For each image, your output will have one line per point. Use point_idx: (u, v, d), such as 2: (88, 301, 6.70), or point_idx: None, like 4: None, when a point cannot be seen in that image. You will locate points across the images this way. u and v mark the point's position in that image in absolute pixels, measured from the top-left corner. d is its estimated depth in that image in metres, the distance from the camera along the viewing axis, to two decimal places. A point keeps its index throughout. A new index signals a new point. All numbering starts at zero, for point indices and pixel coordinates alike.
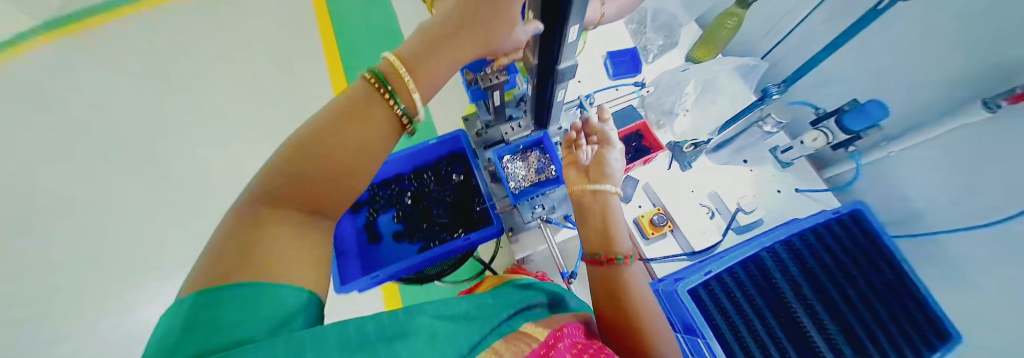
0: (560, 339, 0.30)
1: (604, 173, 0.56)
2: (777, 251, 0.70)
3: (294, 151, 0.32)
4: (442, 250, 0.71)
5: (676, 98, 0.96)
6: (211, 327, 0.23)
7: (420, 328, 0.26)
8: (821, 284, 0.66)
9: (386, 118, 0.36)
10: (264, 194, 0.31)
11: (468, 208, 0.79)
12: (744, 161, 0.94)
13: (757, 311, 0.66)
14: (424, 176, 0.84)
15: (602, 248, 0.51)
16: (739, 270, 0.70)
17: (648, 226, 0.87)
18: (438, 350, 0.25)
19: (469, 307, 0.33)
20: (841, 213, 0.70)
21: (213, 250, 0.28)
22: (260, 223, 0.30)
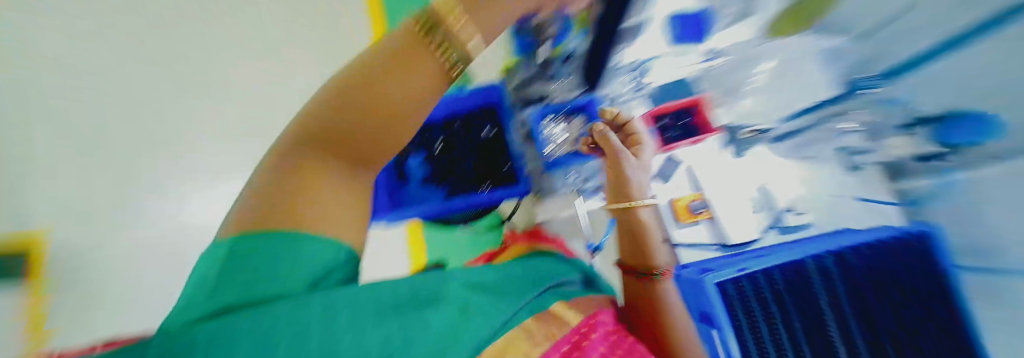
0: (595, 329, 0.34)
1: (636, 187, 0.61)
2: (825, 259, 0.65)
3: (336, 111, 0.28)
4: (466, 201, 0.75)
5: (741, 76, 0.82)
6: (242, 282, 0.26)
7: (449, 300, 0.31)
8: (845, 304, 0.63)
9: (431, 71, 0.31)
10: (309, 149, 0.29)
11: (496, 166, 0.75)
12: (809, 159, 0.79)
13: (768, 316, 0.68)
14: (454, 125, 0.76)
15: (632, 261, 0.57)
16: (776, 272, 0.67)
17: (683, 211, 0.85)
18: (465, 318, 0.29)
19: (492, 282, 0.38)
20: (910, 232, 0.59)
21: (250, 189, 0.29)
22: (307, 176, 0.29)
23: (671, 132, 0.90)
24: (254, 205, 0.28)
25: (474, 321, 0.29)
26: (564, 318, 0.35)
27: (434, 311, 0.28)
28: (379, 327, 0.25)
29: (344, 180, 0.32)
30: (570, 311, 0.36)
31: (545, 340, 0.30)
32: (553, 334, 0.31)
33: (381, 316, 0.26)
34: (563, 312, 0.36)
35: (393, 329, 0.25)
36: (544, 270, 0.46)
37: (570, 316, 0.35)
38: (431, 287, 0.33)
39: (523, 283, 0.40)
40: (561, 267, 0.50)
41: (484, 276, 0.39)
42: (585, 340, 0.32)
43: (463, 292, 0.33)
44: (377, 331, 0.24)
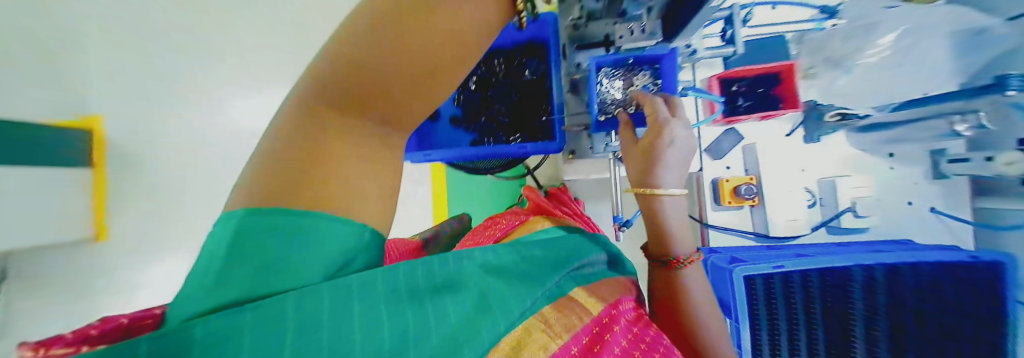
0: (617, 320, 0.38)
1: (654, 174, 0.43)
2: (875, 271, 0.60)
3: (359, 53, 0.24)
4: (492, 151, 0.64)
5: (850, 47, 0.69)
6: (260, 263, 0.23)
7: (467, 285, 0.32)
8: (869, 316, 0.63)
9: (492, 15, 0.27)
10: (323, 102, 0.25)
11: (535, 113, 0.68)
12: (890, 155, 0.73)
13: (790, 315, 0.65)
14: (494, 60, 0.70)
15: (657, 248, 0.45)
16: (813, 275, 0.62)
17: (728, 194, 0.75)
18: (487, 305, 0.31)
19: (508, 262, 0.39)
20: (980, 260, 0.54)
21: (265, 151, 0.25)
22: (334, 135, 0.26)
23: (741, 101, 0.69)
24: (259, 178, 0.24)
25: (491, 310, 0.30)
26: (587, 308, 0.38)
27: (448, 299, 0.30)
28: (397, 313, 0.26)
29: (374, 144, 0.29)
30: (593, 299, 0.40)
31: (565, 331, 0.33)
32: (574, 324, 0.35)
33: (398, 307, 0.27)
34: (585, 301, 0.39)
35: (409, 316, 0.26)
36: (569, 249, 0.47)
37: (594, 306, 0.39)
38: (448, 268, 0.34)
39: (542, 264, 0.41)
40: (587, 246, 0.51)
41: (502, 255, 0.40)
42: (607, 333, 0.35)
43: (478, 275, 0.34)
44: (394, 322, 0.25)
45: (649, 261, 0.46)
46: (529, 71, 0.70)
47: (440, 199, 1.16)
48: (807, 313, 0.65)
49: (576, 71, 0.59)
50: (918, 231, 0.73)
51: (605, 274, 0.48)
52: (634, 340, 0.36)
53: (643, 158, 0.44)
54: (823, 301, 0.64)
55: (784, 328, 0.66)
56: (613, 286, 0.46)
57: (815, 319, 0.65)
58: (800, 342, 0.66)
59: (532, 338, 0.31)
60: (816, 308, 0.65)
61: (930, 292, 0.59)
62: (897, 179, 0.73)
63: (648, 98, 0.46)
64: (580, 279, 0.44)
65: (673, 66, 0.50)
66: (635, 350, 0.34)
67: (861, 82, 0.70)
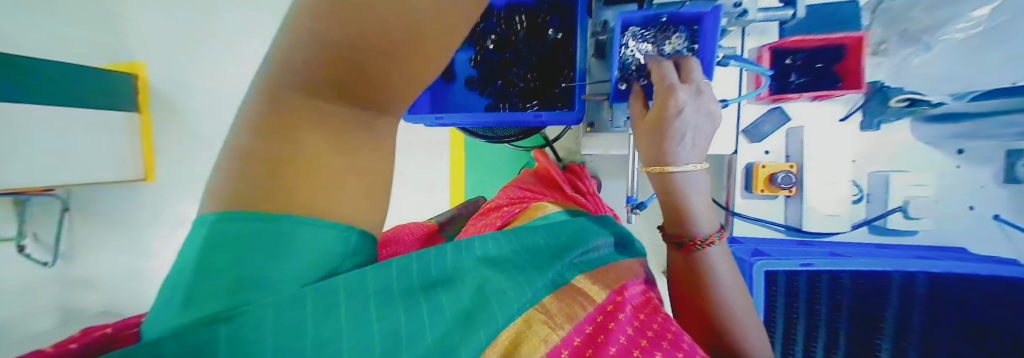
0: (622, 308, 0.36)
1: (666, 151, 0.38)
2: (914, 278, 0.54)
3: (336, 19, 0.19)
4: (505, 117, 0.60)
5: (942, 19, 0.57)
6: (235, 274, 0.22)
7: (463, 282, 0.33)
8: (905, 329, 0.56)
9: None
10: (293, 81, 0.22)
11: (554, 79, 0.63)
12: (959, 152, 0.63)
13: (810, 317, 0.62)
14: (517, 17, 0.65)
15: (673, 226, 0.41)
16: (845, 275, 0.57)
17: (761, 181, 0.70)
18: (484, 302, 0.31)
19: (508, 253, 0.39)
20: None
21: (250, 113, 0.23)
22: (309, 109, 0.23)
23: (793, 76, 0.63)
24: (232, 167, 0.22)
25: (488, 309, 0.30)
26: (591, 296, 0.36)
27: (442, 299, 0.30)
28: (386, 320, 0.26)
29: (354, 126, 0.26)
30: (597, 287, 0.38)
31: (566, 322, 0.32)
32: (575, 314, 0.34)
33: (388, 311, 0.27)
34: (588, 290, 0.37)
35: (401, 321, 0.26)
36: (572, 234, 0.45)
37: (598, 294, 0.37)
38: (445, 264, 0.34)
39: (542, 256, 0.40)
40: (594, 231, 0.49)
41: (501, 247, 0.39)
42: (611, 322, 0.34)
43: (473, 273, 0.34)
44: (385, 329, 0.25)
45: (668, 246, 0.43)
46: (553, 30, 0.63)
47: (457, 165, 1.15)
48: (831, 316, 0.61)
49: (602, 30, 0.53)
50: (978, 242, 0.63)
51: (615, 257, 0.47)
52: (640, 328, 0.34)
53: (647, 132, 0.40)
54: (849, 306, 0.60)
55: (800, 329, 0.63)
56: (619, 268, 0.44)
57: (839, 322, 0.61)
58: (817, 343, 0.63)
59: (532, 330, 0.31)
60: (840, 312, 0.60)
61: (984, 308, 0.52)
62: (961, 181, 0.64)
63: (658, 65, 0.41)
64: (584, 265, 0.42)
65: (716, 27, 0.42)
66: (642, 337, 0.33)
67: (943, 63, 0.60)
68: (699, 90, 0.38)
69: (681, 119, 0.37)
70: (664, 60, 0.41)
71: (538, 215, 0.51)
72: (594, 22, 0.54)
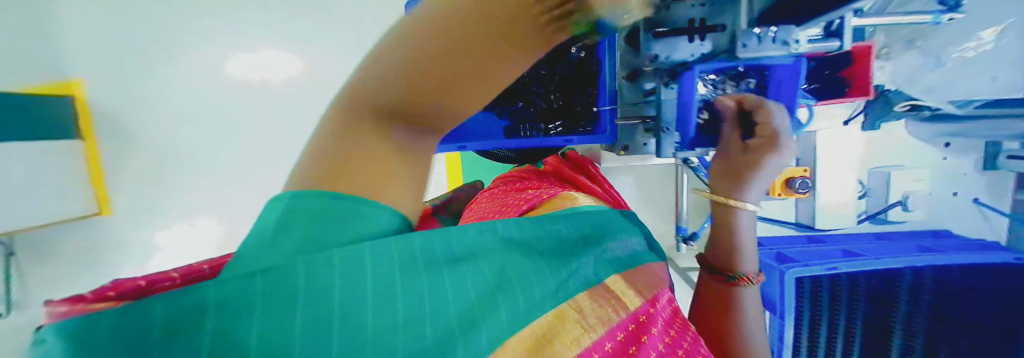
0: (655, 321, 0.37)
1: (741, 188, 0.42)
2: (924, 274, 0.62)
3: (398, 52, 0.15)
4: (530, 141, 0.64)
5: (953, 37, 0.58)
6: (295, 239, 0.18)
7: (501, 259, 0.28)
8: (913, 323, 0.65)
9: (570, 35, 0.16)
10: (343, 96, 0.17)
11: (572, 97, 0.62)
12: (946, 145, 0.73)
13: (831, 307, 0.68)
14: None
15: (722, 258, 0.42)
16: (861, 278, 0.65)
17: (779, 187, 0.71)
18: (522, 282, 0.28)
19: (544, 236, 0.35)
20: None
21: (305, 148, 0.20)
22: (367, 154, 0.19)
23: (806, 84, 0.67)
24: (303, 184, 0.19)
25: (515, 296, 0.26)
26: (627, 303, 0.36)
27: (469, 269, 0.25)
28: (413, 285, 0.21)
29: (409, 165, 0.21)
30: (632, 293, 0.38)
31: (595, 324, 0.31)
32: (608, 318, 0.33)
33: (430, 282, 0.22)
34: (624, 295, 0.37)
35: (433, 292, 0.22)
36: (605, 224, 0.44)
37: (633, 302, 0.37)
38: (484, 237, 0.28)
39: (577, 243, 0.38)
40: (630, 230, 0.48)
41: (540, 228, 0.35)
42: (644, 335, 0.34)
43: (501, 247, 0.29)
44: (411, 297, 0.20)
45: (703, 268, 0.44)
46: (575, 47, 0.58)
47: (454, 171, 1.12)
48: (850, 318, 0.68)
49: (651, 64, 0.43)
50: (959, 219, 0.75)
51: (645, 259, 0.46)
52: (670, 344, 0.36)
53: (730, 170, 0.43)
54: (863, 304, 0.67)
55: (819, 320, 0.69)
56: (646, 272, 0.44)
57: (854, 321, 0.68)
58: (838, 342, 0.69)
59: (565, 327, 0.29)
60: (853, 311, 0.68)
61: (968, 294, 0.61)
62: (946, 167, 0.74)
63: (761, 103, 0.43)
64: (615, 262, 0.41)
65: (791, 77, 0.46)
66: (673, 354, 0.35)
67: (952, 79, 0.60)
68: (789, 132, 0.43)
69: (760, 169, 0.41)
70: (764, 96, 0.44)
71: (566, 204, 0.48)
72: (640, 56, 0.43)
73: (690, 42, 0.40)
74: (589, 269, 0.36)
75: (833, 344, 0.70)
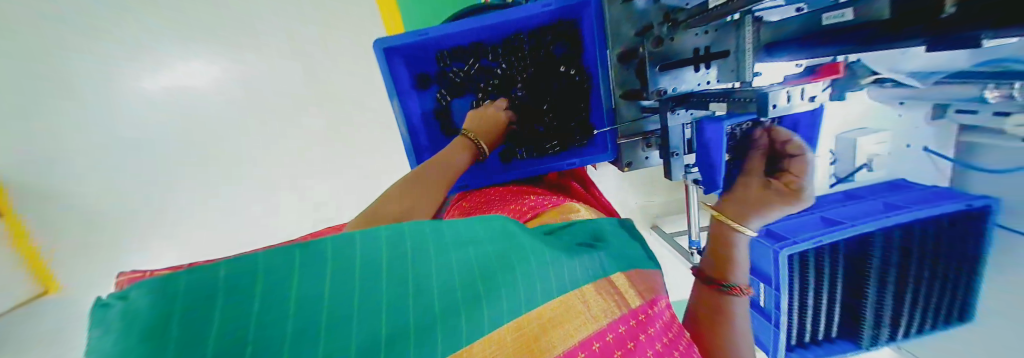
0: (652, 322, 0.42)
1: (754, 216, 0.60)
2: (894, 237, 0.69)
3: (414, 182, 0.58)
4: (519, 172, 1.02)
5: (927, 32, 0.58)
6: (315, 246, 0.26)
7: (484, 269, 0.34)
8: (888, 283, 0.72)
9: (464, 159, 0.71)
10: (394, 198, 0.52)
11: (569, 119, 1.02)
12: (901, 103, 0.78)
13: (819, 276, 0.74)
14: (512, 57, 1.00)
15: (719, 272, 0.57)
16: (841, 244, 0.72)
17: None
18: (500, 289, 0.33)
19: (535, 242, 0.41)
20: (972, 207, 0.64)
21: (397, 194, 0.53)
22: (402, 206, 0.52)
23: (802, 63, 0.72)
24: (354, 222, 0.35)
25: (502, 291, 0.33)
26: (630, 301, 0.43)
27: (437, 275, 0.31)
28: (390, 289, 0.27)
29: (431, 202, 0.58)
30: (633, 293, 0.45)
31: (575, 330, 0.36)
32: (611, 313, 0.40)
33: (404, 285, 0.28)
34: (627, 293, 0.44)
35: (406, 295, 0.28)
36: (593, 234, 0.54)
37: (635, 300, 0.43)
38: (472, 252, 0.35)
39: (562, 250, 0.44)
40: (632, 246, 0.57)
41: (531, 238, 0.42)
42: (642, 334, 0.40)
43: (481, 258, 0.35)
44: (382, 299, 0.27)
45: (701, 279, 0.59)
46: (564, 67, 1.00)
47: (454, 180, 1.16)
48: (833, 288, 0.75)
49: (659, 95, 0.77)
50: (915, 170, 0.83)
51: (646, 265, 0.54)
52: (666, 344, 0.42)
53: (752, 199, 0.62)
54: (844, 270, 0.73)
55: (812, 292, 0.74)
56: (648, 278, 0.51)
57: (838, 287, 0.74)
58: (823, 311, 0.76)
59: (531, 339, 0.33)
60: (836, 279, 0.74)
61: (928, 244, 0.69)
62: (902, 124, 0.80)
63: (802, 154, 0.61)
64: (623, 263, 0.49)
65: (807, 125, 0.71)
66: (669, 352, 0.41)
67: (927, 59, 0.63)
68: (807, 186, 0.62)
69: (773, 207, 0.61)
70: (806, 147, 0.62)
71: (565, 215, 0.61)
72: (653, 88, 0.77)
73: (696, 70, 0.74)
74: (585, 265, 0.44)
75: (819, 312, 0.76)
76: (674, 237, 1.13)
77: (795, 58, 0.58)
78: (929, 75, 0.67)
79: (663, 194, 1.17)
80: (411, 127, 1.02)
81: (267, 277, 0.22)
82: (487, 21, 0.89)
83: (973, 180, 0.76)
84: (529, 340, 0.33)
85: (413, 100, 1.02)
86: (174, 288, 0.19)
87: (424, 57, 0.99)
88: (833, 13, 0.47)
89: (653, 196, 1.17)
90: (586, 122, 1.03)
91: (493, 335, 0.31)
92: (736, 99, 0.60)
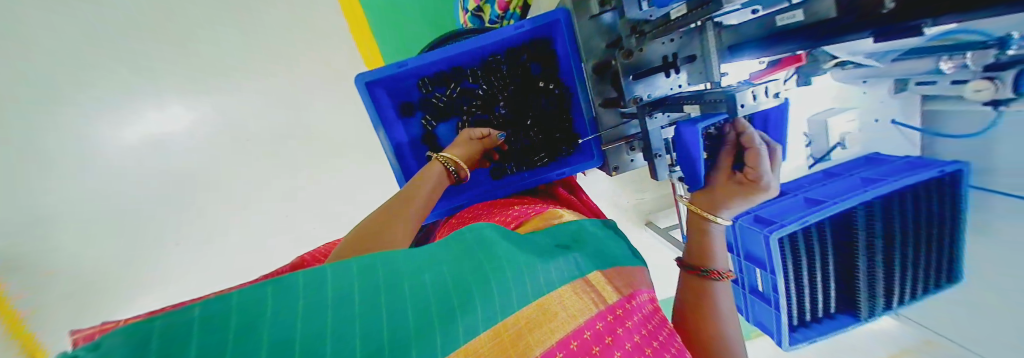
0: (631, 314, 0.45)
1: (718, 210, 0.66)
2: (874, 206, 0.70)
3: (395, 205, 0.64)
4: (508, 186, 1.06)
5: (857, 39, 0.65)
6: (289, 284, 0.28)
7: (456, 286, 0.37)
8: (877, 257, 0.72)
9: (437, 175, 0.75)
10: (377, 222, 0.58)
11: (553, 130, 1.06)
12: (863, 82, 0.81)
13: (811, 258, 0.74)
14: (492, 78, 1.05)
15: (698, 263, 0.64)
16: (826, 223, 0.73)
17: None
18: (475, 302, 0.36)
19: (506, 253, 0.44)
20: (946, 173, 0.66)
21: (374, 220, 0.59)
22: (384, 227, 0.58)
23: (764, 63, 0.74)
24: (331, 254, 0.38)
25: (475, 302, 0.36)
26: (606, 297, 0.46)
27: (411, 298, 0.33)
28: (363, 317, 0.29)
29: (412, 226, 0.63)
30: (610, 290, 0.47)
31: (553, 332, 0.38)
32: (589, 311, 0.42)
33: (378, 309, 0.30)
34: (606, 291, 0.47)
35: (380, 320, 0.30)
36: (569, 236, 0.58)
37: (612, 296, 0.46)
38: (444, 272, 0.38)
39: (535, 256, 0.47)
40: (611, 244, 0.60)
41: (505, 250, 0.45)
42: (620, 327, 0.42)
43: (452, 277, 0.38)
44: (355, 325, 0.28)
45: (684, 268, 0.66)
46: (544, 83, 1.05)
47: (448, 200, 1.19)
48: (824, 269, 0.75)
49: (635, 103, 0.80)
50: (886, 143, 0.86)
51: (627, 262, 0.57)
52: (647, 335, 0.44)
53: (718, 193, 0.67)
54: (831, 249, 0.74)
55: (806, 272, 0.75)
56: (628, 273, 0.54)
57: (828, 267, 0.75)
58: (819, 293, 0.76)
59: (510, 342, 0.35)
60: (825, 259, 0.75)
61: (907, 213, 0.70)
62: (868, 101, 0.83)
63: (752, 147, 0.63)
64: (597, 262, 0.52)
65: (778, 118, 0.74)
66: (649, 342, 0.43)
67: (883, 44, 0.66)
68: (771, 174, 0.63)
69: (735, 203, 0.65)
70: (758, 139, 0.63)
71: (554, 220, 0.64)
72: (629, 97, 0.79)
73: (668, 76, 0.75)
74: (559, 268, 0.46)
75: (814, 293, 0.76)
76: (668, 231, 1.15)
77: (755, 57, 0.64)
78: (884, 54, 0.71)
79: (652, 190, 1.19)
80: (400, 154, 1.07)
81: (240, 314, 0.24)
82: (465, 47, 0.94)
83: (943, 146, 0.79)
84: (507, 346, 0.35)
85: (400, 128, 1.08)
86: (150, 331, 0.20)
87: (405, 89, 1.05)
88: (784, 15, 0.52)
89: (643, 193, 1.19)
90: (570, 133, 1.07)
91: (470, 346, 0.33)
92: (710, 99, 0.63)
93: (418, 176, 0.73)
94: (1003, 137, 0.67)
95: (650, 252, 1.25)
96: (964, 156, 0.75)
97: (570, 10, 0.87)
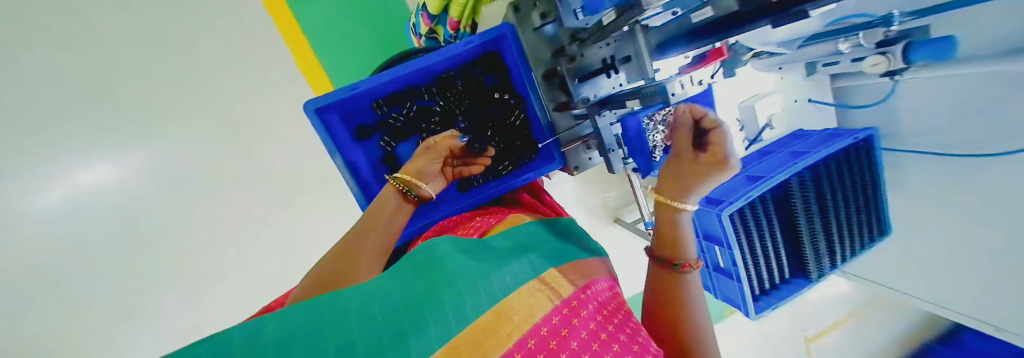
0: (585, 304, 0.46)
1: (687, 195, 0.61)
2: (805, 176, 0.75)
3: (355, 235, 0.64)
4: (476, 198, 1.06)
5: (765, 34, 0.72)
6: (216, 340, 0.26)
7: (408, 310, 0.36)
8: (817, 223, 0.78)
9: (398, 199, 0.74)
10: (338, 257, 0.58)
11: (514, 138, 1.06)
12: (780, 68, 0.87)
13: (762, 232, 0.79)
14: (446, 93, 1.06)
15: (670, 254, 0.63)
16: (769, 197, 0.78)
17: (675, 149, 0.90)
18: (427, 321, 0.35)
19: (457, 269, 0.44)
20: (859, 138, 0.73)
21: (331, 256, 0.58)
22: (343, 261, 0.57)
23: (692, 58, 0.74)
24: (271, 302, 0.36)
25: (429, 321, 0.35)
26: (561, 291, 0.47)
27: (360, 330, 0.32)
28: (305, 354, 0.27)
29: (377, 256, 0.63)
30: (567, 284, 0.48)
31: (511, 334, 0.38)
32: (545, 306, 0.43)
33: (320, 345, 0.28)
34: (561, 284, 0.48)
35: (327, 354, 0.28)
36: (525, 239, 0.59)
37: (566, 290, 0.47)
38: (391, 300, 0.37)
39: (489, 265, 0.47)
40: (567, 242, 0.62)
41: (456, 265, 0.45)
42: (576, 317, 0.43)
43: (402, 302, 0.37)
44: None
45: (653, 261, 0.66)
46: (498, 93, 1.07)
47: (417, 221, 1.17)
48: (776, 241, 0.80)
49: (583, 103, 0.84)
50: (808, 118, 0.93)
51: (583, 257, 0.58)
52: (601, 321, 0.45)
53: (685, 177, 0.62)
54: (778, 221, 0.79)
55: (760, 245, 0.79)
56: (585, 267, 0.55)
57: (779, 239, 0.80)
58: (775, 264, 0.81)
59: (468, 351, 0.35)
60: (774, 231, 0.80)
61: (836, 178, 0.76)
62: (786, 85, 0.89)
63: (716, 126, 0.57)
64: (552, 260, 0.53)
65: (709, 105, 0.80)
66: (606, 328, 0.44)
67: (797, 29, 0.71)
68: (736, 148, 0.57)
69: (703, 184, 0.60)
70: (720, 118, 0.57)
71: (512, 224, 0.65)
72: (578, 98, 0.83)
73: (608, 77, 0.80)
74: (513, 273, 0.46)
75: (770, 264, 0.81)
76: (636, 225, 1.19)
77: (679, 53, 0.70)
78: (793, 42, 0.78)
79: (616, 188, 1.23)
80: (360, 179, 1.06)
81: None
82: (416, 65, 0.95)
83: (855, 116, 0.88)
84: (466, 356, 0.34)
85: (357, 151, 1.07)
86: None
87: (359, 111, 1.05)
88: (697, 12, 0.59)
89: (608, 192, 1.23)
90: (530, 138, 1.08)
91: None
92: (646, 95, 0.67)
93: (376, 202, 0.72)
94: (903, 103, 0.76)
95: (621, 249, 1.28)
96: (876, 122, 0.84)
97: (514, 25, 0.89)
